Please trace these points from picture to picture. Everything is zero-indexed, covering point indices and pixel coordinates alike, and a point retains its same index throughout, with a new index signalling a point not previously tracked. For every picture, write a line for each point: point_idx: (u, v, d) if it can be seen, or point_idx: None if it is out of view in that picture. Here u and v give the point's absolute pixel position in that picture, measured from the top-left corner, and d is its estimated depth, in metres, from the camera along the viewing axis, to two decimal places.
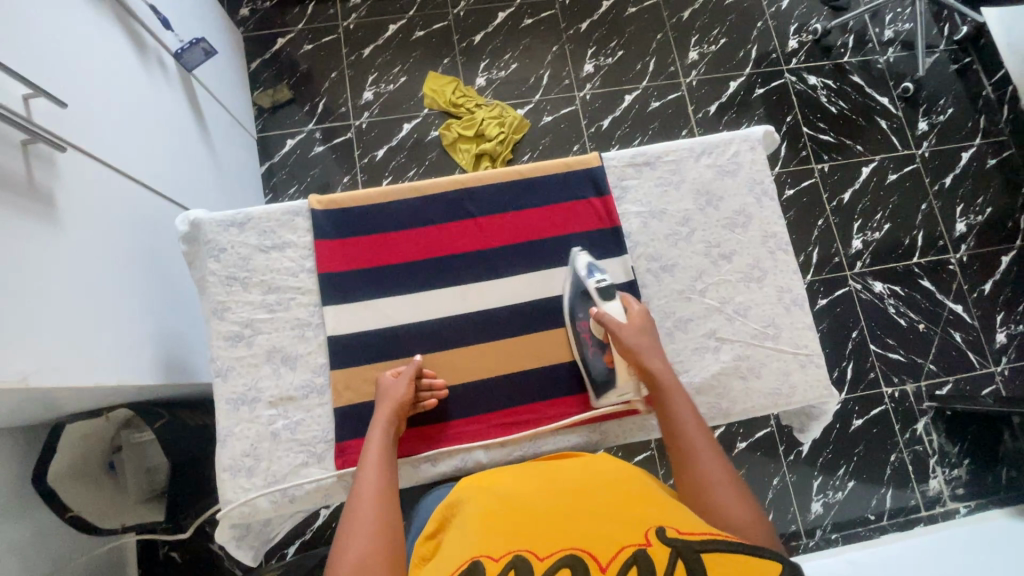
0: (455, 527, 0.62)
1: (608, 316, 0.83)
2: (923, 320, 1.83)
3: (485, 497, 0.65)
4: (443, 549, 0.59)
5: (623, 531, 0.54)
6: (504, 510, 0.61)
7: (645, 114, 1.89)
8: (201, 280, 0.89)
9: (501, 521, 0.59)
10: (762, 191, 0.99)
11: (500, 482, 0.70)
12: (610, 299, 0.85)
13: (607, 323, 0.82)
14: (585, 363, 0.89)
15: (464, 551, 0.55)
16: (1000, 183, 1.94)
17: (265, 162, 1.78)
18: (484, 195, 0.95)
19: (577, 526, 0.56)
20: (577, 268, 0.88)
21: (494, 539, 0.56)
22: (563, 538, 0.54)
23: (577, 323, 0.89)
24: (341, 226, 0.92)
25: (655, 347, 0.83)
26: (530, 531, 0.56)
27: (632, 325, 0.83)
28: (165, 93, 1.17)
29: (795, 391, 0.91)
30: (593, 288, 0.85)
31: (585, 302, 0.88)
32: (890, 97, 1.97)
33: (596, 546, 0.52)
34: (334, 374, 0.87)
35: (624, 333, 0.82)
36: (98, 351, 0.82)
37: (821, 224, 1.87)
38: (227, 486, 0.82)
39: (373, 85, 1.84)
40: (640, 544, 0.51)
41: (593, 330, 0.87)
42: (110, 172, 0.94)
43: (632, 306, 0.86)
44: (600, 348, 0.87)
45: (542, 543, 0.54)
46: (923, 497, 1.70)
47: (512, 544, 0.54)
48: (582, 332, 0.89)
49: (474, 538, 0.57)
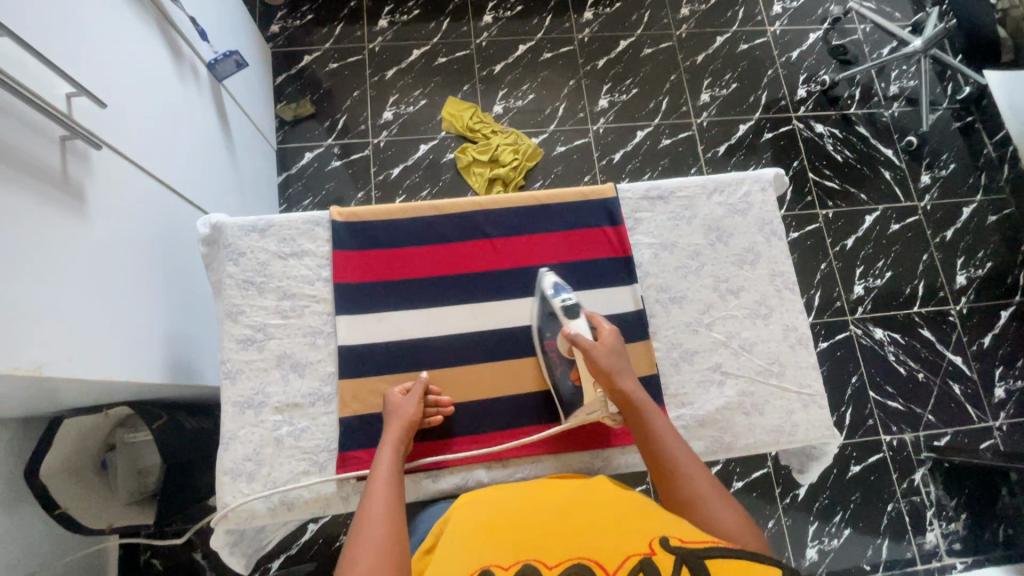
0: (460, 536, 0.62)
1: (578, 336, 0.81)
2: (922, 370, 1.84)
3: (492, 511, 0.65)
4: (450, 557, 0.58)
5: (629, 541, 0.54)
6: (509, 525, 0.61)
7: (655, 150, 1.94)
8: (219, 282, 0.90)
9: (509, 534, 0.59)
10: (772, 231, 1.02)
11: (502, 497, 0.70)
12: (575, 317, 0.84)
13: (579, 344, 0.80)
14: (554, 382, 0.89)
15: (472, 559, 0.55)
16: (1000, 239, 1.98)
17: (282, 172, 1.82)
18: (502, 218, 0.98)
19: (584, 538, 0.56)
20: (544, 288, 0.90)
21: (501, 550, 0.56)
22: (570, 549, 0.54)
23: (544, 342, 0.90)
24: (360, 237, 0.94)
25: (629, 366, 0.82)
26: (536, 543, 0.56)
27: (603, 345, 0.81)
28: (196, 101, 1.20)
29: (797, 430, 0.92)
30: (558, 307, 0.85)
31: (553, 322, 0.88)
32: (893, 149, 2.03)
33: (604, 555, 0.52)
34: (342, 384, 0.87)
35: (596, 354, 0.80)
36: (111, 347, 0.83)
37: (823, 267, 1.90)
38: (226, 489, 0.81)
39: (393, 106, 1.90)
40: (645, 553, 0.51)
41: (559, 348, 0.86)
42: (139, 173, 0.96)
43: (601, 326, 0.84)
44: (568, 365, 0.87)
45: (550, 553, 0.54)
46: (920, 550, 1.67)
47: (521, 554, 0.55)
48: (550, 350, 0.89)
49: (481, 548, 0.57)
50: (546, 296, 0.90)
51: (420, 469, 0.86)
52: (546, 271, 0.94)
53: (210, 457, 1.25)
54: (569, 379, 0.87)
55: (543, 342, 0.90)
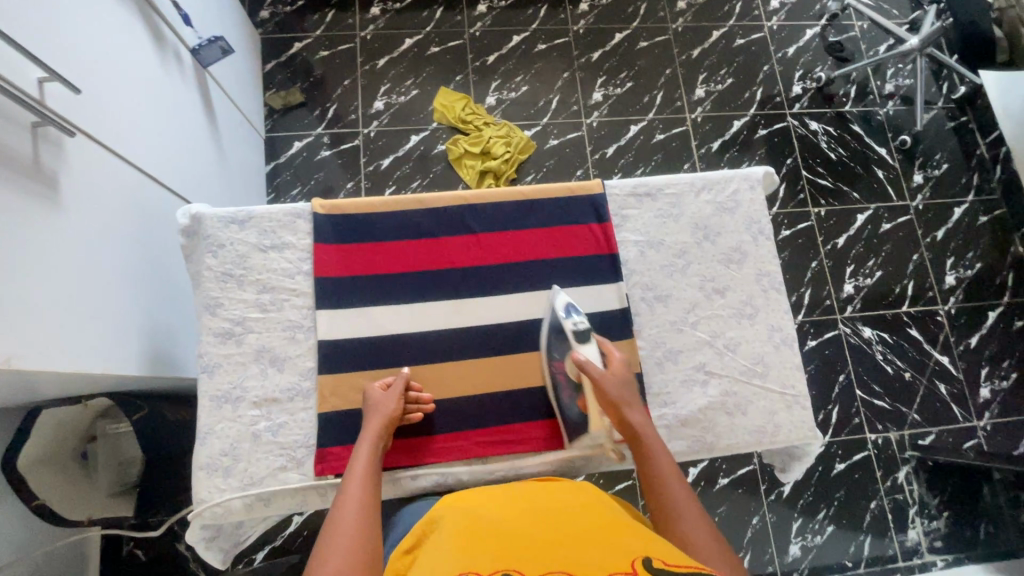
0: (438, 543, 0.61)
1: (587, 361, 0.82)
2: (909, 369, 1.85)
3: (472, 518, 0.65)
4: (427, 563, 0.58)
5: (610, 558, 0.53)
6: (489, 534, 0.60)
7: (649, 145, 1.93)
8: (196, 274, 0.88)
9: (490, 542, 0.58)
10: (759, 230, 1.01)
11: (483, 503, 0.69)
12: (586, 343, 0.85)
13: (591, 371, 0.81)
14: (559, 407, 0.88)
15: (451, 567, 0.54)
16: (989, 240, 1.98)
17: (270, 161, 1.79)
18: (487, 213, 0.96)
19: (565, 551, 0.55)
20: (555, 307, 0.90)
21: (480, 558, 0.55)
22: (551, 562, 0.53)
23: (552, 364, 0.89)
24: (341, 231, 0.93)
25: (636, 397, 0.83)
26: (517, 553, 0.56)
27: (613, 375, 0.82)
28: (178, 88, 1.18)
29: (779, 430, 0.91)
30: (569, 330, 0.86)
31: (562, 344, 0.88)
32: (887, 148, 2.03)
33: (584, 571, 0.51)
34: (322, 379, 0.86)
35: (608, 382, 0.81)
36: (86, 339, 0.82)
37: (814, 266, 1.90)
38: (202, 485, 0.80)
39: (384, 95, 1.87)
40: (626, 571, 0.50)
41: (568, 371, 0.87)
42: (117, 161, 0.94)
43: (612, 356, 0.86)
44: (575, 391, 0.87)
45: (530, 565, 0.53)
46: (901, 547, 1.69)
47: (500, 563, 0.54)
48: (558, 373, 0.89)
49: (461, 555, 0.56)
50: (555, 318, 0.89)
51: (400, 467, 0.86)
52: (558, 288, 0.93)
53: (192, 450, 1.24)
54: (575, 405, 0.87)
55: (550, 363, 0.89)
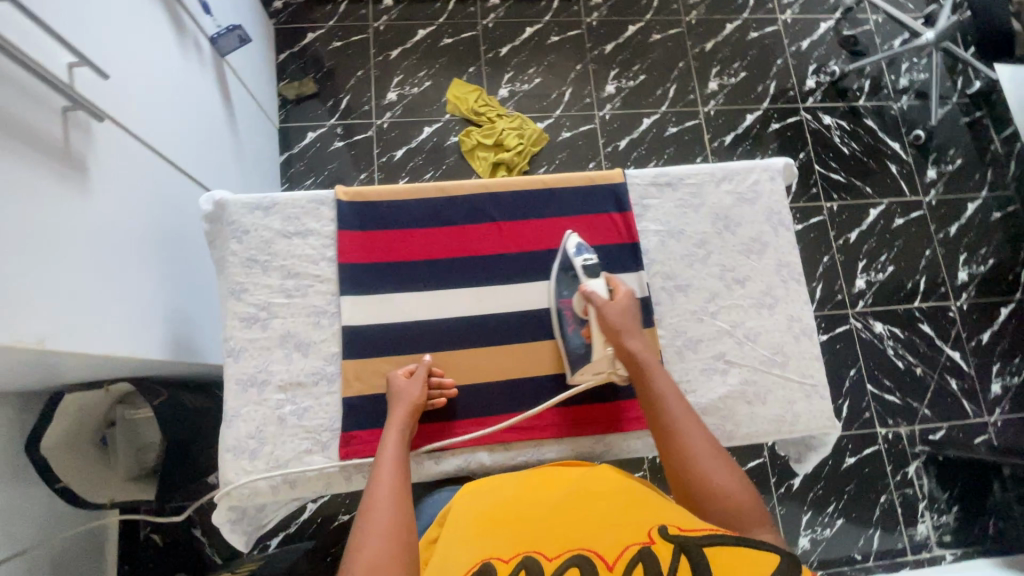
0: (459, 528, 0.62)
1: (594, 292, 0.84)
2: (920, 364, 1.85)
3: (491, 501, 0.66)
4: (451, 547, 0.59)
5: (629, 531, 0.54)
6: (509, 516, 0.61)
7: (662, 138, 1.93)
8: (221, 260, 0.89)
9: (509, 525, 0.59)
10: (779, 221, 1.01)
11: (502, 486, 0.70)
12: (594, 276, 0.86)
13: (594, 300, 0.83)
14: (564, 341, 0.89)
15: (473, 552, 0.55)
16: (1003, 235, 1.97)
17: (284, 152, 1.80)
18: (508, 201, 0.97)
19: (583, 528, 0.56)
20: (566, 248, 0.90)
21: (501, 542, 0.56)
22: (570, 540, 0.54)
23: (560, 302, 0.90)
24: (364, 217, 0.93)
25: (638, 327, 0.84)
26: (536, 534, 0.57)
27: (616, 304, 0.84)
28: (198, 76, 1.18)
29: (798, 420, 0.92)
30: (579, 266, 0.87)
31: (571, 282, 0.90)
32: (901, 143, 2.02)
33: (604, 546, 0.52)
34: (346, 364, 0.87)
35: (610, 310, 0.83)
36: (113, 323, 0.83)
37: (826, 260, 1.89)
38: (230, 466, 0.81)
39: (397, 87, 1.87)
40: (644, 542, 0.51)
41: (575, 307, 0.88)
42: (141, 148, 0.94)
43: (618, 287, 0.86)
44: (579, 324, 0.88)
45: (550, 544, 0.54)
46: (911, 541, 1.70)
47: (521, 546, 0.55)
48: (564, 310, 0.90)
49: (482, 540, 0.57)
50: (565, 257, 0.90)
51: (423, 452, 0.86)
52: (571, 233, 0.92)
53: (211, 435, 1.25)
54: (580, 338, 0.87)
55: (558, 302, 0.90)
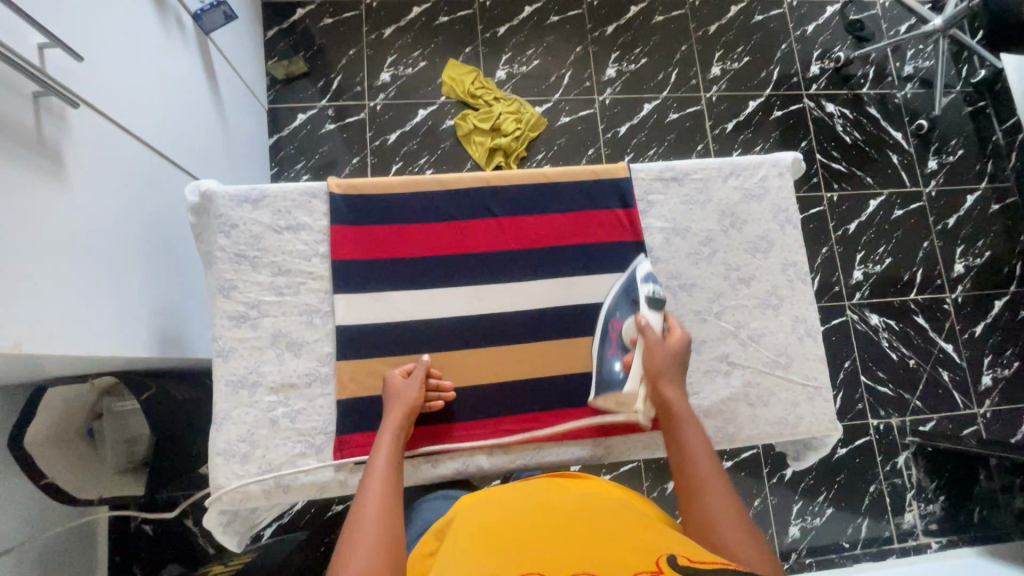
0: (457, 544, 0.60)
1: (648, 325, 0.80)
2: (914, 356, 1.85)
3: (490, 517, 0.64)
4: (447, 565, 0.57)
5: (635, 558, 0.52)
6: (509, 535, 0.59)
7: (662, 125, 1.88)
8: (209, 255, 0.85)
9: (509, 544, 0.57)
10: (787, 219, 0.99)
11: (500, 501, 0.69)
12: (655, 310, 0.82)
13: (647, 334, 0.79)
14: (600, 361, 0.86)
15: (471, 570, 0.53)
16: (1000, 228, 1.97)
17: (273, 134, 1.73)
18: (509, 195, 0.93)
19: (586, 552, 0.54)
20: (636, 273, 0.87)
21: (501, 561, 0.54)
22: (573, 564, 0.52)
23: (609, 321, 0.87)
24: (359, 212, 0.89)
25: (682, 376, 0.78)
26: (538, 556, 0.55)
27: (670, 346, 0.79)
28: (181, 56, 1.12)
29: (800, 422, 0.91)
30: (643, 295, 0.83)
31: (630, 306, 0.85)
32: (903, 132, 1.99)
33: (608, 573, 0.50)
34: (341, 365, 0.84)
35: (659, 351, 0.78)
36: (96, 321, 0.79)
37: (825, 251, 1.88)
38: (220, 470, 0.79)
39: (391, 67, 1.80)
40: (651, 572, 0.50)
41: (624, 331, 0.83)
42: (121, 135, 0.89)
43: (675, 329, 0.82)
44: (623, 351, 0.83)
45: (552, 567, 0.52)
46: (897, 530, 1.73)
47: (522, 568, 0.53)
48: (612, 330, 0.86)
49: (481, 557, 0.55)
50: (632, 282, 0.87)
51: (420, 454, 0.85)
52: (642, 258, 0.90)
53: (201, 429, 1.22)
54: (616, 364, 0.83)
55: (608, 321, 0.86)
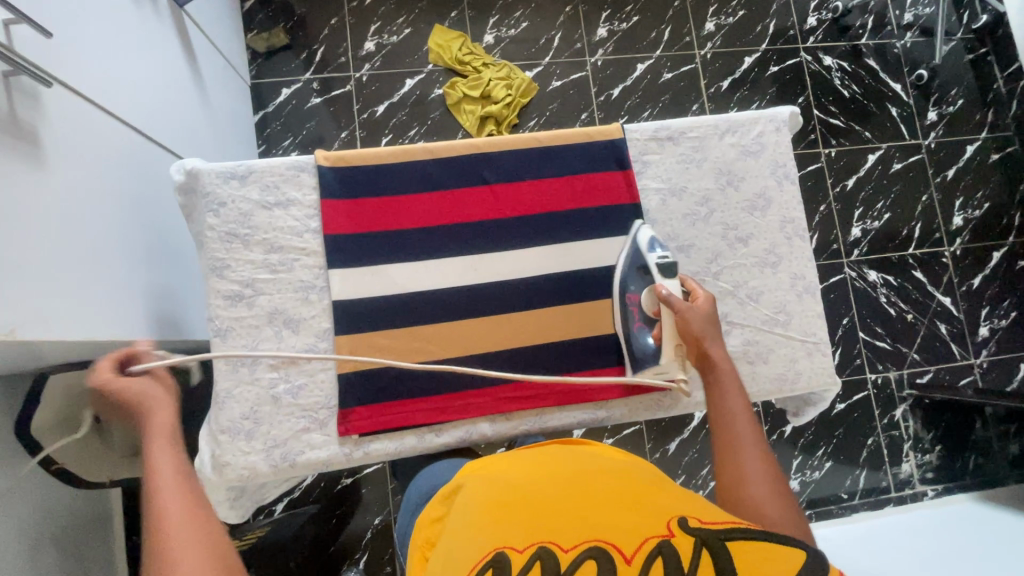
0: (466, 513, 0.62)
1: (670, 295, 0.78)
2: (912, 311, 1.86)
3: (498, 483, 0.65)
4: (460, 533, 0.59)
5: (646, 521, 0.55)
6: (519, 498, 0.61)
7: (657, 85, 1.84)
8: (199, 234, 0.84)
9: (518, 508, 0.59)
10: (784, 174, 0.97)
11: (508, 465, 0.70)
12: (670, 276, 0.80)
13: (671, 305, 0.77)
14: (630, 336, 0.87)
15: (483, 540, 0.55)
16: (999, 178, 1.95)
17: (258, 111, 1.69)
18: (501, 162, 0.91)
19: (597, 514, 0.56)
20: (639, 242, 0.85)
21: (513, 527, 0.56)
22: (585, 530, 0.54)
23: (626, 295, 0.87)
24: (349, 184, 0.88)
25: (721, 335, 0.76)
26: (548, 520, 0.57)
27: (697, 309, 0.76)
28: (154, 28, 1.07)
29: (800, 377, 0.92)
30: (654, 264, 0.81)
31: (642, 277, 0.85)
32: (903, 84, 1.94)
33: (620, 538, 0.53)
34: (339, 339, 0.84)
35: (690, 317, 0.76)
36: (89, 305, 0.79)
37: (823, 209, 1.86)
38: (225, 448, 0.80)
39: (375, 36, 1.75)
40: (663, 536, 0.52)
41: (644, 304, 0.83)
42: (98, 113, 0.87)
43: (698, 292, 0.79)
44: (647, 323, 0.84)
45: (565, 533, 0.54)
46: (894, 479, 1.77)
47: (534, 535, 0.55)
48: (631, 305, 0.86)
49: (492, 525, 0.57)
50: (639, 250, 0.86)
51: (422, 425, 0.85)
52: (641, 224, 0.89)
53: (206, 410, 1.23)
54: (647, 338, 0.84)
55: (624, 294, 0.87)
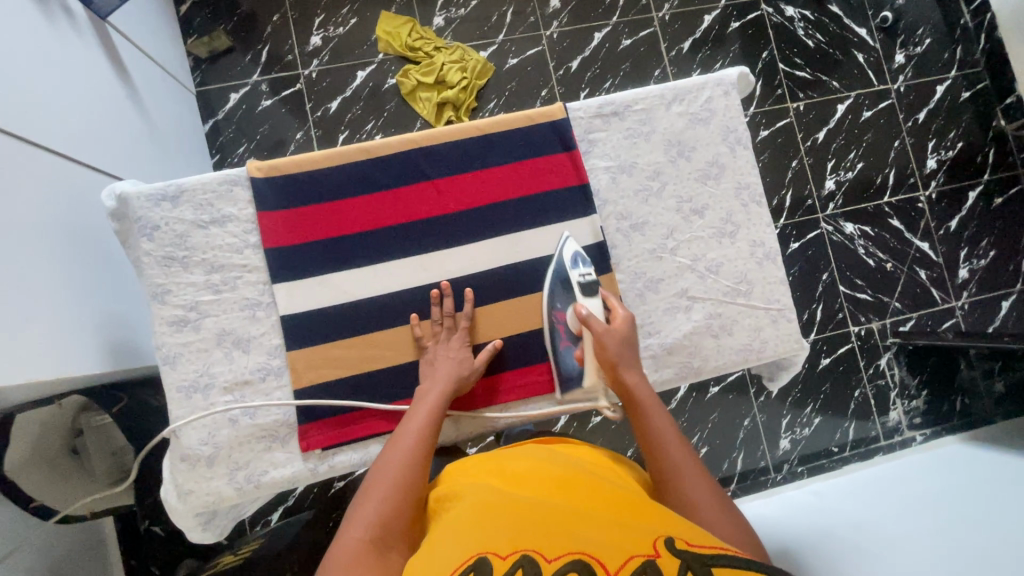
0: (455, 522, 0.62)
1: (589, 315, 0.81)
2: (891, 260, 1.85)
3: (485, 495, 0.65)
4: (447, 539, 0.58)
5: (634, 539, 0.54)
6: (508, 509, 0.61)
7: (616, 53, 1.78)
8: (135, 261, 0.82)
9: (505, 518, 0.59)
10: (736, 139, 0.94)
11: (503, 476, 0.70)
12: (591, 296, 0.84)
13: (590, 325, 0.80)
14: (557, 360, 0.87)
15: (469, 546, 0.55)
16: (971, 116, 1.92)
17: (208, 119, 1.63)
18: (443, 155, 0.88)
19: (584, 529, 0.56)
20: (564, 256, 0.87)
21: (500, 536, 0.56)
22: (569, 541, 0.54)
23: (552, 312, 0.87)
24: (286, 195, 0.85)
25: (636, 358, 0.82)
26: (535, 530, 0.56)
27: (615, 331, 0.80)
28: (75, 46, 1.02)
29: (765, 346, 0.91)
30: (576, 280, 0.85)
31: (566, 295, 0.86)
32: (868, 28, 1.89)
33: (605, 553, 0.52)
34: (292, 355, 0.83)
35: (607, 339, 0.80)
36: (37, 345, 0.77)
37: (795, 165, 1.83)
38: (189, 476, 0.79)
39: (320, 29, 1.68)
40: (649, 554, 0.51)
41: (569, 322, 0.86)
42: (20, 145, 0.83)
43: (616, 311, 0.83)
44: (575, 342, 0.86)
45: (552, 543, 0.54)
46: (883, 428, 1.79)
47: (520, 543, 0.54)
48: (558, 322, 0.87)
49: (481, 534, 0.57)
50: (562, 266, 0.87)
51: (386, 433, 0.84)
52: (569, 235, 0.89)
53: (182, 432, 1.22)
54: (573, 357, 0.86)
55: (551, 312, 0.87)
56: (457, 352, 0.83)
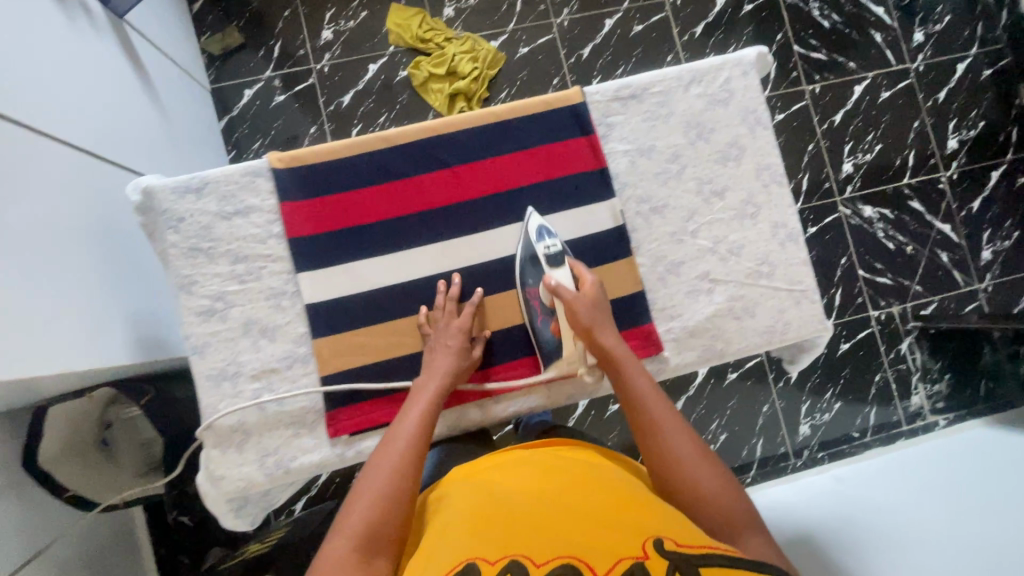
0: (450, 524, 0.64)
1: (559, 285, 0.82)
2: (911, 243, 1.82)
3: (477, 497, 0.67)
4: (440, 544, 0.61)
5: (620, 538, 0.56)
6: (498, 511, 0.63)
7: (627, 40, 1.77)
8: (162, 253, 0.83)
9: (496, 520, 0.61)
10: (756, 120, 0.93)
11: (496, 475, 0.72)
12: (559, 266, 0.84)
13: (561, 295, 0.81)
14: (535, 331, 0.87)
15: (460, 550, 0.57)
16: (994, 94, 1.88)
17: (223, 116, 1.65)
18: (461, 141, 0.89)
19: (572, 530, 0.58)
20: (529, 232, 0.86)
21: (489, 541, 0.58)
22: (556, 544, 0.56)
23: (526, 290, 0.87)
24: (308, 185, 0.85)
25: (609, 320, 0.83)
26: (525, 534, 0.58)
27: (584, 296, 0.81)
28: (94, 45, 1.04)
29: (789, 327, 0.90)
30: (542, 254, 0.84)
31: (536, 269, 0.86)
32: (886, 7, 1.85)
33: (593, 556, 0.54)
34: (317, 343, 0.84)
35: (579, 306, 0.81)
36: (72, 336, 0.79)
37: (811, 149, 1.81)
38: (221, 462, 0.81)
39: (331, 23, 1.69)
40: (636, 556, 0.53)
41: (542, 297, 0.85)
42: (48, 142, 0.85)
43: (585, 277, 0.84)
44: (549, 315, 0.85)
45: (539, 547, 0.56)
46: (905, 413, 1.77)
47: (509, 549, 0.56)
48: (531, 298, 0.86)
49: (472, 539, 0.59)
50: (528, 242, 0.86)
51: None
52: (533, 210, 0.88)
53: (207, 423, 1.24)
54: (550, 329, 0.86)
55: (524, 290, 0.86)
56: (453, 344, 0.82)
